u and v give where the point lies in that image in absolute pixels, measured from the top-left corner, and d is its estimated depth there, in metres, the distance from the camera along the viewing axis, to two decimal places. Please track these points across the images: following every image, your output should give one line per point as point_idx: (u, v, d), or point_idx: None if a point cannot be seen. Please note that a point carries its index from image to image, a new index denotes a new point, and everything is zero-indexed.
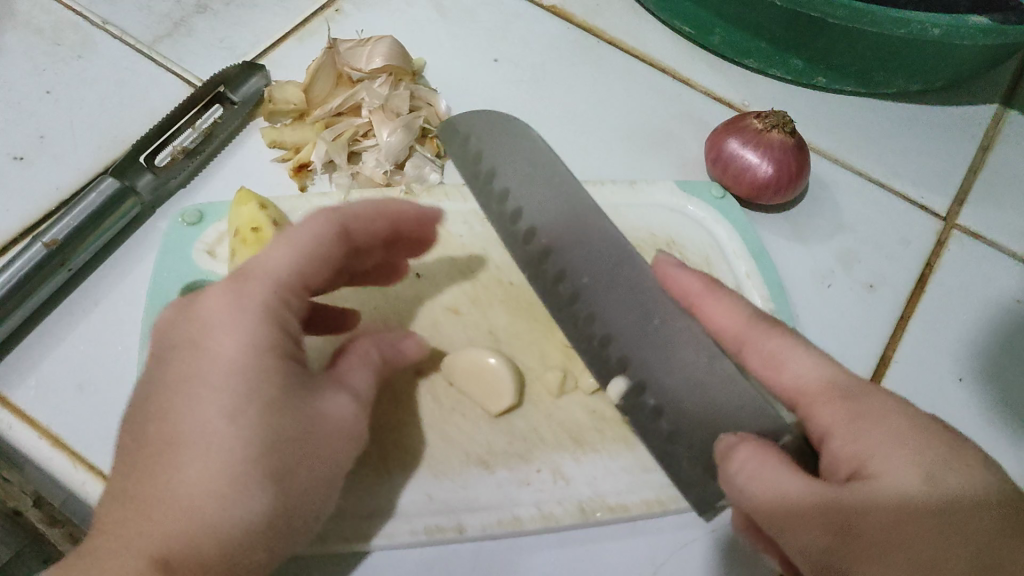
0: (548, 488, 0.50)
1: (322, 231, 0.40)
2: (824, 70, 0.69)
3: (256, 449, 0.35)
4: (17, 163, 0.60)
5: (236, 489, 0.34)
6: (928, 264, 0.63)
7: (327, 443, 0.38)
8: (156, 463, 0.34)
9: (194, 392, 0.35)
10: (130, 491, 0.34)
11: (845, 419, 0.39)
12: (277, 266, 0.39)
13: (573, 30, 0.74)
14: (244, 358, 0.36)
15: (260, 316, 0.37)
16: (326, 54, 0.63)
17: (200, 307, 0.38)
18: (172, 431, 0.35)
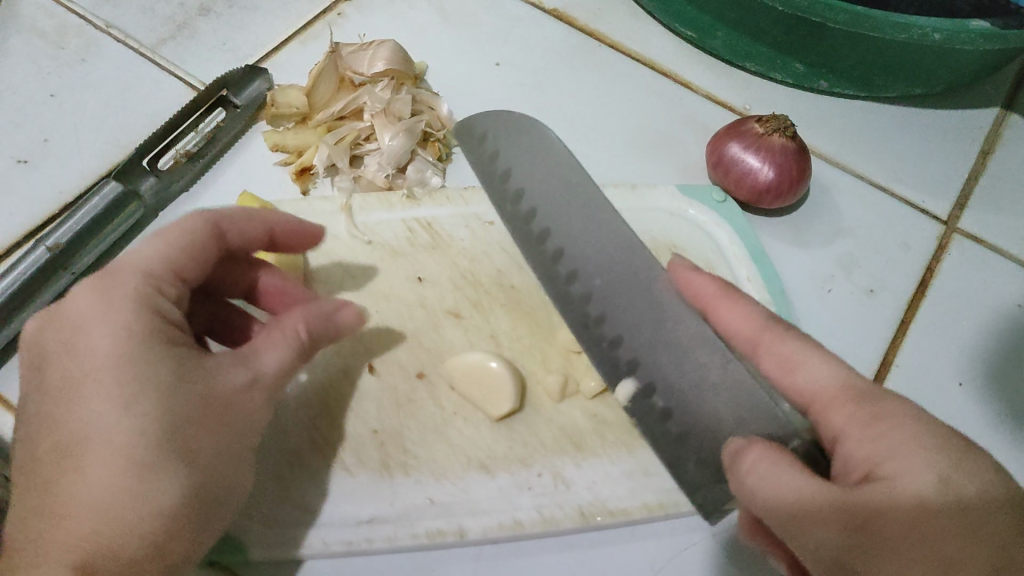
0: (548, 492, 0.50)
1: (194, 227, 0.43)
2: (826, 74, 0.69)
3: (152, 437, 0.36)
4: (20, 166, 0.60)
5: (142, 477, 0.36)
6: (929, 268, 0.63)
7: (239, 424, 0.40)
8: (66, 461, 0.36)
9: (77, 392, 0.37)
10: (45, 486, 0.36)
11: (860, 423, 0.38)
12: (143, 259, 0.41)
13: (575, 33, 0.75)
14: (109, 361, 0.37)
15: (127, 305, 0.39)
16: (328, 58, 0.64)
17: (70, 303, 0.39)
18: (71, 429, 0.36)
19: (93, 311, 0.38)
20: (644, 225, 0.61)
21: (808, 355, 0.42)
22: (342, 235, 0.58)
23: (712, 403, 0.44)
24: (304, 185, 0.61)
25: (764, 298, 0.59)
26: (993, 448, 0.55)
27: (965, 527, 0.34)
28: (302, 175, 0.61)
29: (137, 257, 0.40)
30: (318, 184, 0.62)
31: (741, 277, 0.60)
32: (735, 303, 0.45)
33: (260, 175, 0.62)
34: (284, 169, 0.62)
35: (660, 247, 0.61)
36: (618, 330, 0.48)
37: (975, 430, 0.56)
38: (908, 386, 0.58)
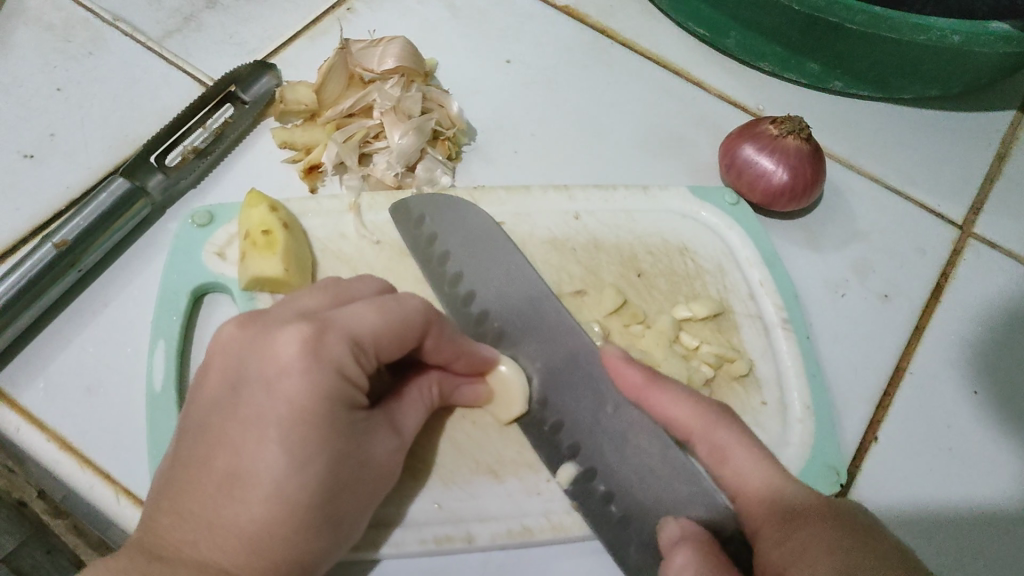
0: (557, 499, 0.49)
1: (413, 312, 0.42)
2: (841, 75, 0.68)
3: (320, 492, 0.37)
4: (26, 161, 0.60)
5: (297, 527, 0.37)
6: (944, 273, 0.63)
7: (368, 484, 0.41)
8: (224, 494, 0.36)
9: (257, 432, 0.36)
10: (193, 513, 0.36)
11: (778, 525, 0.40)
12: (359, 324, 0.39)
13: (586, 31, 0.74)
14: (312, 409, 0.37)
15: (336, 368, 0.38)
16: (338, 54, 0.63)
17: (271, 343, 0.38)
18: (237, 465, 0.36)
19: (305, 362, 0.37)
20: (655, 227, 0.61)
21: (734, 446, 0.43)
22: (350, 234, 0.57)
23: (651, 486, 0.46)
24: (313, 183, 0.61)
25: (776, 302, 0.58)
26: (1007, 457, 0.55)
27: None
28: (310, 173, 0.60)
29: (355, 321, 0.39)
30: (326, 183, 0.61)
31: (753, 280, 0.59)
32: (663, 391, 0.46)
33: (268, 170, 0.62)
34: (292, 166, 0.62)
35: (672, 250, 0.60)
36: (560, 415, 0.49)
37: (988, 438, 0.55)
38: (921, 393, 0.57)
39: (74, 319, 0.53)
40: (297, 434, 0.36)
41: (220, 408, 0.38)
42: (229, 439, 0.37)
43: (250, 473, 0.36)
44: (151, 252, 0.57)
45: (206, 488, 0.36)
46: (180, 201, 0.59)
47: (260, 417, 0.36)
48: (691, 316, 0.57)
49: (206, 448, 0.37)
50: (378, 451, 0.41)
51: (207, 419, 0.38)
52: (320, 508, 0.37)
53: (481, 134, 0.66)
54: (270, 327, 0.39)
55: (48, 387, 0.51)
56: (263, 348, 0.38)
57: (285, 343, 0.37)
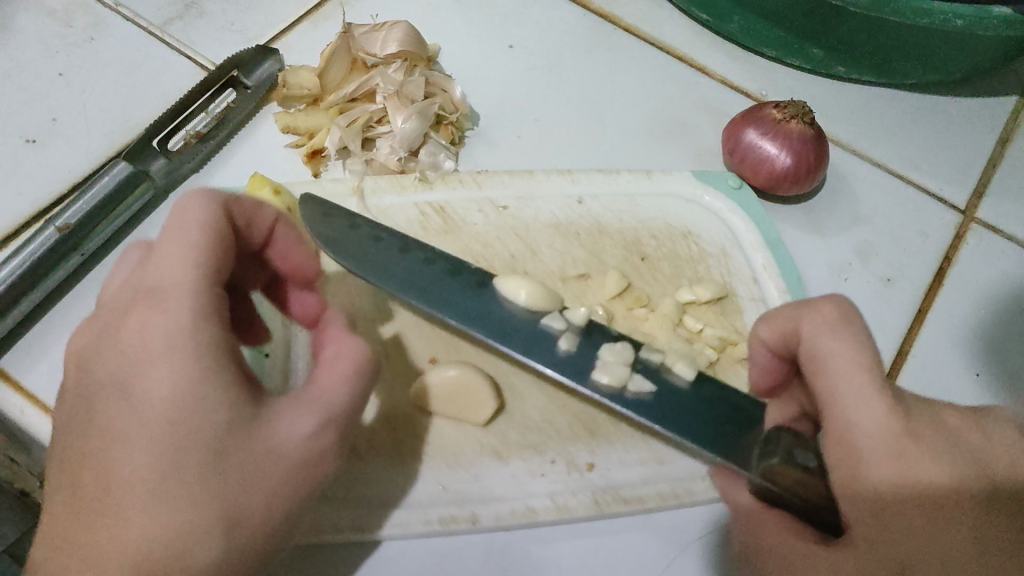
0: (562, 480, 0.49)
1: (209, 221, 0.37)
2: (844, 60, 0.68)
3: (210, 480, 0.32)
4: (28, 146, 0.60)
5: (185, 528, 0.31)
6: (946, 257, 0.63)
7: (285, 469, 0.34)
8: (95, 511, 0.32)
9: (120, 434, 0.33)
10: (68, 539, 0.32)
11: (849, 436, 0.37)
12: (178, 269, 0.35)
13: (589, 16, 0.74)
14: (170, 398, 0.33)
15: (192, 323, 0.34)
16: (341, 38, 0.63)
17: (124, 332, 0.35)
18: (106, 480, 0.32)
19: (164, 340, 0.34)
20: (658, 211, 0.61)
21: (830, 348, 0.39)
22: None
23: None
24: (316, 167, 0.61)
25: (780, 285, 0.58)
26: None
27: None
28: (314, 158, 0.60)
29: (167, 270, 0.36)
30: (329, 167, 0.61)
31: (756, 264, 0.59)
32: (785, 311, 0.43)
33: (271, 154, 0.61)
34: (295, 151, 0.62)
35: (675, 234, 0.60)
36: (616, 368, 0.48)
37: None
38: (925, 375, 0.57)
39: (79, 302, 0.53)
40: (162, 423, 0.32)
41: (75, 449, 0.34)
42: (89, 472, 0.33)
43: (119, 487, 0.32)
44: (154, 236, 0.57)
45: (77, 510, 0.32)
46: (183, 185, 0.59)
47: (121, 427, 0.33)
48: (694, 299, 0.57)
49: (70, 494, 0.33)
50: (292, 430, 0.34)
51: (72, 425, 0.34)
52: (212, 504, 0.32)
53: (483, 119, 0.66)
54: (115, 314, 0.36)
55: (53, 369, 0.51)
56: (116, 340, 0.35)
57: (155, 329, 0.34)
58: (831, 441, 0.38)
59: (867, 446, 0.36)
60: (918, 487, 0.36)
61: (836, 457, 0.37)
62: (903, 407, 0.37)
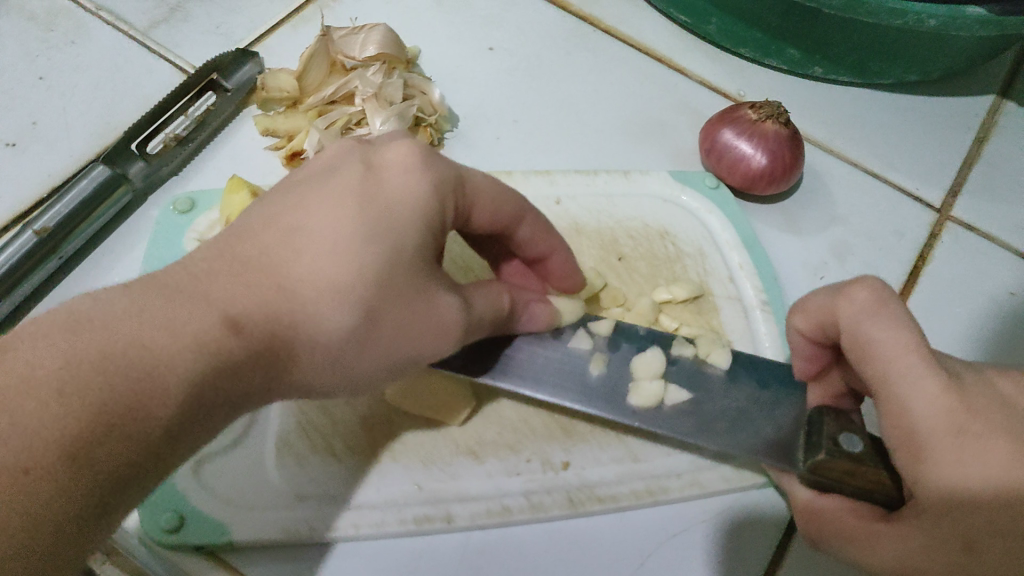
0: (537, 478, 0.50)
1: (506, 205, 0.43)
2: (821, 60, 0.69)
3: (375, 274, 0.35)
4: (8, 149, 0.60)
5: (340, 294, 0.34)
6: (921, 256, 0.63)
7: (426, 332, 0.37)
8: (279, 242, 0.34)
9: (329, 191, 0.36)
10: (233, 250, 0.34)
11: (907, 417, 0.37)
12: (477, 180, 0.41)
13: (569, 18, 0.74)
14: (401, 199, 0.37)
15: (435, 183, 0.38)
16: (320, 41, 0.63)
17: (385, 155, 0.39)
18: (299, 218, 0.35)
19: (415, 163, 0.38)
20: (636, 211, 0.61)
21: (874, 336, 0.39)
22: None
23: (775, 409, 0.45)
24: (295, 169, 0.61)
25: (755, 285, 0.58)
26: None
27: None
28: (293, 160, 0.61)
29: (465, 171, 0.41)
30: None
31: (733, 263, 0.60)
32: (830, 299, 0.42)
33: (251, 157, 0.62)
34: (274, 153, 0.62)
35: (652, 235, 0.61)
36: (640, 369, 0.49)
37: None
38: None
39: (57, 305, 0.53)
40: (371, 210, 0.36)
41: (252, 231, 0.35)
42: (266, 240, 0.35)
43: (315, 224, 0.35)
44: (133, 238, 0.57)
45: (256, 233, 0.35)
46: (163, 188, 0.59)
47: (323, 198, 0.36)
48: (671, 298, 0.57)
49: (240, 257, 0.34)
50: (451, 307, 0.38)
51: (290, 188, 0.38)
52: (367, 293, 0.35)
53: (463, 120, 0.66)
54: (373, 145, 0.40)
55: None
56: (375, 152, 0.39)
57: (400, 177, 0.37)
58: (890, 425, 0.38)
59: (930, 431, 0.36)
60: (987, 470, 0.35)
61: (900, 438, 0.38)
62: (961, 386, 0.37)
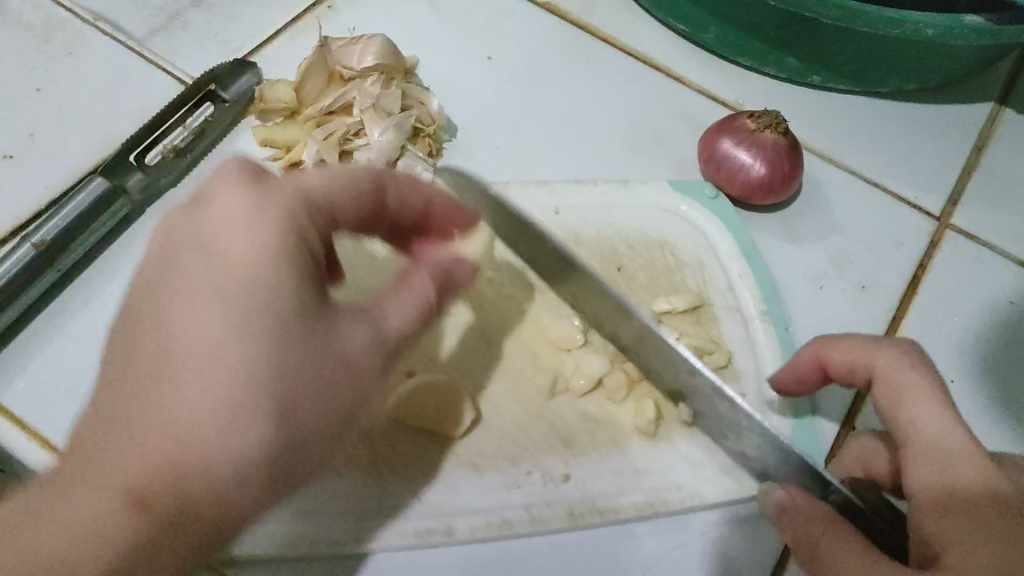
0: (538, 491, 0.50)
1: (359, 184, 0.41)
2: (819, 69, 0.69)
3: (263, 373, 0.34)
4: (6, 161, 0.60)
5: (235, 423, 0.33)
6: (921, 264, 0.63)
7: (343, 362, 0.37)
8: (147, 390, 0.33)
9: (176, 301, 0.35)
10: (131, 415, 0.33)
11: (937, 480, 0.40)
12: (312, 183, 0.39)
13: (568, 27, 0.74)
14: (246, 262, 0.35)
15: (276, 212, 0.37)
16: (317, 52, 0.63)
17: (212, 203, 0.37)
18: (159, 348, 0.34)
19: (251, 213, 0.36)
20: (635, 221, 0.61)
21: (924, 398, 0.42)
22: None
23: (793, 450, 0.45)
24: None
25: (755, 294, 0.58)
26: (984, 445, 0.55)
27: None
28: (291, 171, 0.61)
29: (311, 187, 0.39)
30: None
31: (732, 273, 0.60)
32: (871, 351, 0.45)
33: None
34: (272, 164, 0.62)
35: (652, 245, 0.60)
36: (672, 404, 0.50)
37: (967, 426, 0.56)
38: None
39: (56, 319, 0.53)
40: (228, 310, 0.34)
41: (135, 285, 0.36)
42: (145, 351, 0.34)
43: (180, 349, 0.34)
44: (132, 251, 0.57)
45: (134, 372, 0.34)
46: (162, 200, 0.59)
47: (167, 307, 0.35)
48: (671, 309, 0.57)
49: (120, 391, 0.34)
50: (351, 342, 0.37)
51: (153, 279, 0.36)
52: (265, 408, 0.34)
53: (462, 130, 0.66)
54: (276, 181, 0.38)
55: (30, 385, 0.51)
56: (209, 207, 0.37)
57: (235, 243, 0.36)
58: (925, 490, 0.40)
59: (962, 492, 0.39)
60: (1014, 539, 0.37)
61: (925, 482, 0.40)
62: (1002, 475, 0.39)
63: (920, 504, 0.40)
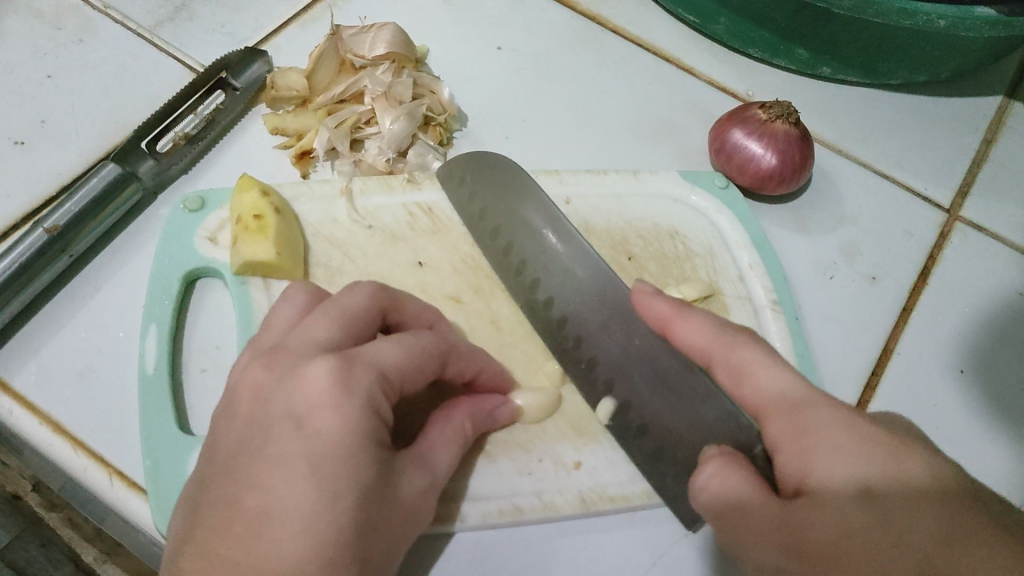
0: (549, 479, 0.49)
1: (427, 348, 0.42)
2: (829, 60, 0.69)
3: (353, 509, 0.36)
4: (16, 147, 0.60)
5: (329, 522, 0.35)
6: (932, 256, 0.63)
7: (404, 516, 0.40)
8: (256, 523, 0.34)
9: (272, 478, 0.35)
10: (233, 527, 0.35)
11: (791, 433, 0.38)
12: (385, 357, 0.40)
13: (577, 18, 0.74)
14: (340, 445, 0.36)
15: (366, 405, 0.37)
16: (329, 40, 0.63)
17: (304, 387, 0.37)
18: (258, 509, 0.35)
19: (336, 400, 0.37)
20: (646, 211, 0.61)
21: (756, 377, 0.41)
22: (342, 218, 0.57)
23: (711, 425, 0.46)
24: (305, 169, 0.61)
25: (765, 284, 0.58)
26: (995, 436, 0.55)
27: (894, 522, 0.33)
28: (302, 159, 0.60)
29: (380, 355, 0.39)
30: (318, 168, 0.61)
31: (743, 263, 0.60)
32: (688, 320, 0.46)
33: (260, 156, 0.62)
34: (284, 152, 0.62)
35: (663, 235, 0.60)
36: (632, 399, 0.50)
37: (977, 418, 0.56)
38: (909, 374, 0.57)
39: (67, 304, 0.53)
40: (327, 467, 0.35)
41: (223, 448, 0.38)
42: (246, 462, 0.36)
43: (280, 515, 0.35)
44: (143, 237, 0.57)
45: (235, 526, 0.35)
46: (172, 187, 0.59)
47: (263, 472, 0.36)
48: (683, 298, 0.57)
49: (228, 482, 0.36)
50: (411, 487, 0.40)
51: (235, 464, 0.37)
52: (355, 533, 0.36)
53: (472, 120, 0.66)
54: (300, 360, 0.39)
55: (42, 370, 0.51)
56: (295, 381, 0.38)
57: (313, 375, 0.37)
58: (782, 439, 0.38)
59: (811, 429, 0.37)
60: (856, 467, 0.35)
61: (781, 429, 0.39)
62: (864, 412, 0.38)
63: (779, 453, 0.38)
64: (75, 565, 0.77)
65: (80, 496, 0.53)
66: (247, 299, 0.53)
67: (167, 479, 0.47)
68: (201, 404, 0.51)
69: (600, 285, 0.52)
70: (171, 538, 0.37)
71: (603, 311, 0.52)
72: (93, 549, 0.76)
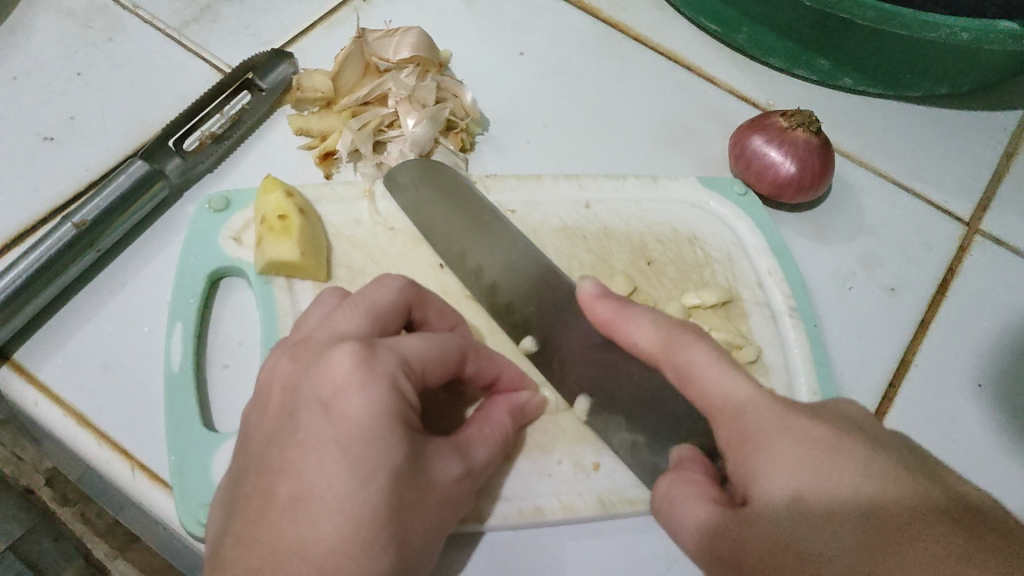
0: (568, 480, 0.50)
1: (448, 342, 0.43)
2: (851, 71, 0.69)
3: (386, 491, 0.36)
4: (45, 143, 0.61)
5: (361, 505, 0.35)
6: (951, 268, 0.63)
7: (439, 505, 0.40)
8: (292, 510, 0.35)
9: (303, 464, 0.36)
10: (270, 515, 0.35)
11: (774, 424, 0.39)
12: (407, 349, 0.40)
13: (599, 25, 0.75)
14: (368, 425, 0.36)
15: (390, 388, 0.38)
16: (355, 43, 0.63)
17: (328, 372, 0.38)
18: (293, 495, 0.36)
19: (362, 383, 0.37)
20: (665, 217, 0.61)
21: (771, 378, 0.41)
22: (364, 220, 0.58)
23: None
24: (328, 169, 0.61)
25: (784, 290, 0.59)
26: (1012, 450, 0.55)
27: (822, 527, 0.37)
28: (325, 160, 0.61)
29: (402, 344, 0.40)
30: (340, 169, 0.62)
31: (762, 269, 0.60)
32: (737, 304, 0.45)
33: (284, 157, 0.63)
34: (307, 153, 0.63)
35: (682, 240, 0.61)
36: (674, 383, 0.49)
37: (997, 433, 0.56)
38: (926, 386, 0.57)
39: (92, 299, 0.54)
40: (356, 448, 0.36)
41: (258, 438, 0.39)
42: (278, 450, 0.37)
43: (314, 500, 0.35)
44: (169, 234, 0.58)
45: (272, 513, 0.36)
46: (197, 185, 0.60)
47: (295, 459, 0.37)
48: (700, 303, 0.57)
49: (262, 471, 0.37)
50: (445, 475, 0.41)
51: (268, 452, 0.38)
52: (390, 516, 0.36)
53: (494, 124, 0.67)
54: (323, 351, 0.39)
55: (67, 363, 0.51)
56: (318, 370, 0.38)
57: (338, 358, 0.38)
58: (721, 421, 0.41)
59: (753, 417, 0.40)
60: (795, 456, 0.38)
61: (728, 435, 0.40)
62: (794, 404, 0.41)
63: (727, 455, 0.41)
64: (85, 558, 0.77)
65: (101, 488, 0.54)
66: (270, 298, 0.53)
67: (190, 473, 0.47)
68: (224, 399, 0.52)
69: (556, 293, 0.53)
70: (212, 536, 0.38)
71: (553, 315, 0.53)
72: (105, 545, 0.77)
